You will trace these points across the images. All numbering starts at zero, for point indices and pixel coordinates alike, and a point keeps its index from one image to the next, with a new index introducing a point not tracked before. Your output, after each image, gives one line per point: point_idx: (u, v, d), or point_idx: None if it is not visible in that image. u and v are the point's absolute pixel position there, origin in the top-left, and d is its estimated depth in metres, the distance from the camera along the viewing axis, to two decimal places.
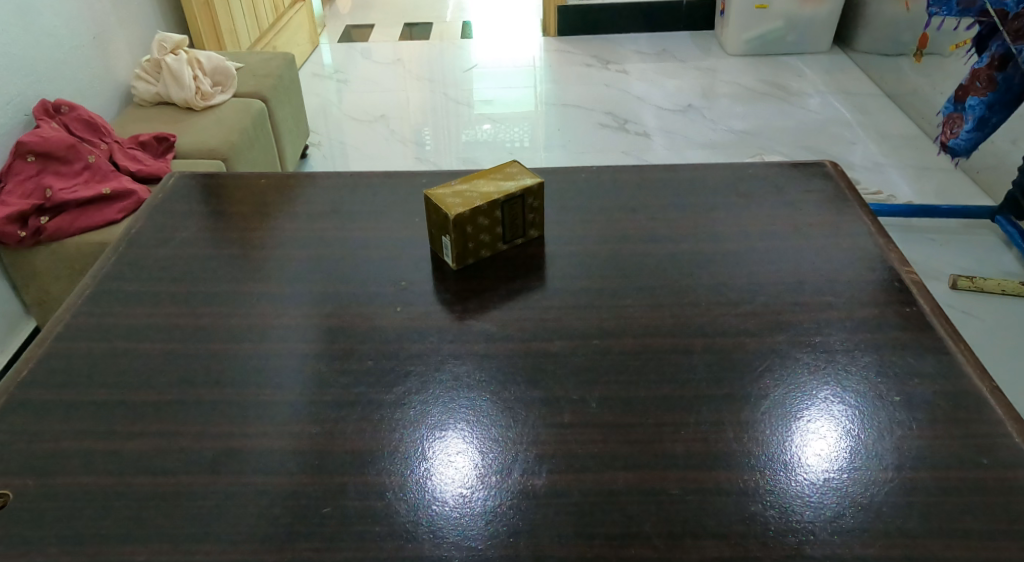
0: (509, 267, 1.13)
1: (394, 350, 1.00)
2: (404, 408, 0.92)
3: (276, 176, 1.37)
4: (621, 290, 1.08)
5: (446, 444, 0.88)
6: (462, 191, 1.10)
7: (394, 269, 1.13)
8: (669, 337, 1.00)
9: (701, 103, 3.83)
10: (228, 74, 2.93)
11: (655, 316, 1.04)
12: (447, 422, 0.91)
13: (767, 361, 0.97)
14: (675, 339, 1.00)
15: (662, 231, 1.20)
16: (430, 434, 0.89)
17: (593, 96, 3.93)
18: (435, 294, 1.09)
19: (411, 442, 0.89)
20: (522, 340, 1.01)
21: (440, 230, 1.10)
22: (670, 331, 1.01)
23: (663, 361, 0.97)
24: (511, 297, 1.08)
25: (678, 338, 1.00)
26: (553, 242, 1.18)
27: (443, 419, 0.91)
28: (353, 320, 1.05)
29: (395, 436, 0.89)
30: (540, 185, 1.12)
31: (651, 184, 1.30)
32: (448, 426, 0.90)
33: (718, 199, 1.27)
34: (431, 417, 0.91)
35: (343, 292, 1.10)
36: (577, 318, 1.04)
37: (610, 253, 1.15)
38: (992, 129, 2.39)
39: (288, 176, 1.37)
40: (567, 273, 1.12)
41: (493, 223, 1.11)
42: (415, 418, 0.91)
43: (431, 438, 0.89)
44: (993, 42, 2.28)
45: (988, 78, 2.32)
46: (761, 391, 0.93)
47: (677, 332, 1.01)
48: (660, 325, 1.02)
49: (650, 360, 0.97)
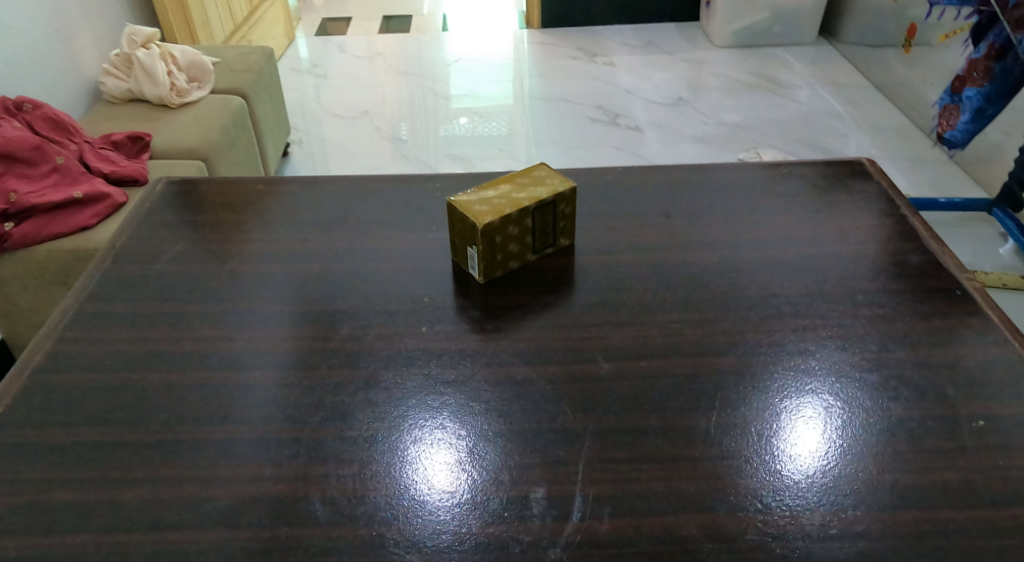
0: (537, 280, 1.03)
1: (424, 378, 0.90)
2: (429, 445, 0.83)
3: (274, 181, 1.26)
4: (664, 304, 0.99)
5: (487, 484, 0.79)
6: (490, 198, 1.01)
7: (412, 285, 1.03)
8: (720, 355, 0.92)
9: (690, 96, 3.76)
10: (205, 69, 2.78)
11: (702, 331, 0.95)
12: (476, 459, 0.81)
13: (823, 380, 0.89)
14: (726, 356, 0.92)
15: (699, 237, 1.11)
16: (458, 474, 0.80)
17: (579, 90, 3.83)
18: (459, 313, 0.99)
19: (448, 484, 0.79)
20: (562, 362, 0.91)
21: (465, 240, 1.01)
22: (722, 347, 0.93)
23: (716, 382, 0.88)
24: (544, 314, 0.98)
25: (728, 355, 0.92)
26: (585, 250, 1.08)
27: (472, 455, 0.82)
28: (374, 343, 0.95)
29: (420, 480, 0.80)
30: (573, 190, 1.03)
31: (681, 185, 1.21)
32: (488, 463, 0.81)
33: (755, 200, 1.18)
34: (468, 453, 0.82)
35: (358, 311, 1.00)
36: (622, 336, 0.94)
37: (647, 262, 1.06)
38: (989, 120, 2.32)
39: (287, 181, 1.26)
40: (603, 286, 1.02)
41: (523, 233, 1.02)
42: (441, 456, 0.82)
43: (460, 480, 0.80)
44: (992, 32, 2.20)
45: (986, 69, 2.24)
46: (820, 414, 0.86)
47: (727, 347, 0.93)
48: (708, 341, 0.94)
49: (703, 382, 0.88)
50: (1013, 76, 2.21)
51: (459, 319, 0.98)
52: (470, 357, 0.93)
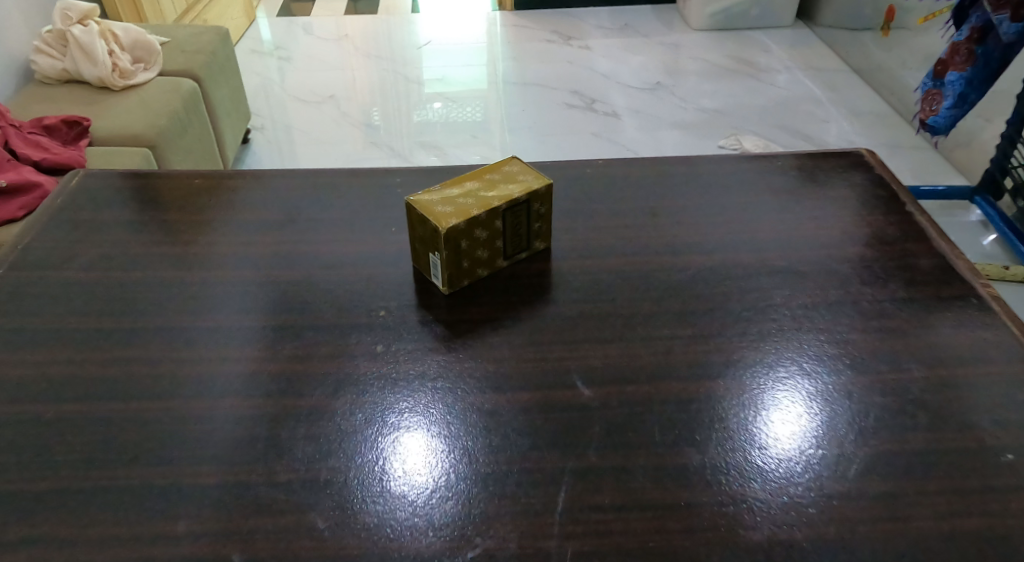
0: (509, 290, 0.91)
1: (376, 409, 0.78)
2: (395, 471, 0.72)
3: (214, 176, 1.12)
4: (653, 317, 0.87)
5: (463, 516, 0.69)
6: (454, 197, 0.89)
7: (364, 298, 0.91)
8: (717, 375, 0.81)
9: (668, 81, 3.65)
10: (151, 50, 2.64)
11: (697, 349, 0.83)
12: (450, 486, 0.71)
13: (835, 391, 0.80)
14: (723, 377, 0.80)
15: (690, 238, 0.99)
16: (421, 510, 0.69)
17: (553, 75, 3.70)
18: (419, 330, 0.86)
19: (417, 516, 0.69)
20: (539, 389, 0.79)
21: (427, 246, 0.89)
22: (719, 367, 0.82)
23: (713, 410, 0.77)
24: (517, 330, 0.86)
25: (725, 375, 0.81)
26: (562, 255, 0.96)
27: (427, 502, 0.70)
28: (319, 366, 0.82)
29: (386, 512, 0.69)
30: (549, 187, 0.91)
31: (669, 179, 1.10)
32: (463, 491, 0.71)
33: (750, 196, 1.07)
34: (441, 480, 0.71)
35: (304, 327, 0.87)
36: (604, 355, 0.83)
37: (632, 268, 0.94)
38: (972, 106, 2.19)
39: (228, 175, 1.12)
40: (584, 296, 0.90)
41: (494, 237, 0.89)
42: (390, 503, 0.70)
43: (432, 511, 0.69)
44: (974, 14, 2.10)
45: (968, 53, 2.14)
46: (834, 429, 0.76)
47: (724, 366, 0.82)
48: (703, 359, 0.82)
49: (698, 409, 0.77)
50: (997, 59, 2.11)
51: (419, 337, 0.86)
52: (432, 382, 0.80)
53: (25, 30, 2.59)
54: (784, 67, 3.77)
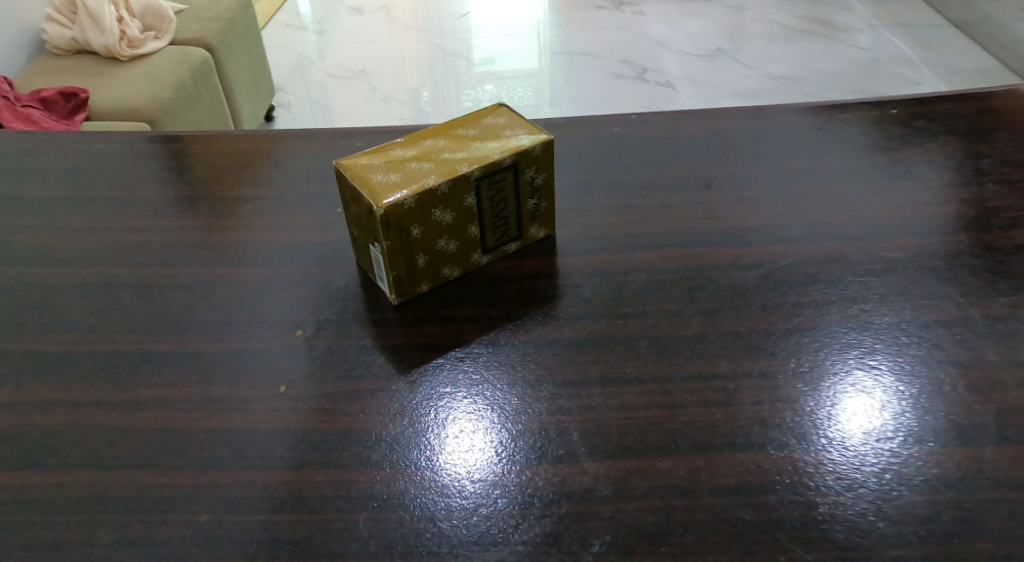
0: (486, 298, 0.60)
1: (261, 492, 0.49)
2: (400, 456, 0.51)
3: (123, 138, 0.85)
4: (703, 346, 0.56)
5: (481, 532, 0.46)
6: (405, 160, 0.60)
7: (277, 311, 0.62)
8: (825, 441, 0.49)
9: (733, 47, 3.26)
10: (164, 16, 2.44)
11: (779, 397, 0.52)
12: (471, 487, 0.49)
13: None
14: (837, 443, 0.49)
15: (759, 222, 0.67)
16: (425, 514, 0.47)
17: (606, 44, 3.35)
18: (346, 360, 0.57)
19: (419, 520, 0.47)
20: (517, 464, 0.49)
21: (364, 233, 0.60)
22: (829, 426, 0.50)
23: (824, 501, 0.46)
24: (494, 361, 0.56)
25: (840, 439, 0.50)
26: (570, 246, 0.65)
27: (403, 538, 0.46)
28: (191, 417, 0.54)
29: (373, 510, 0.48)
30: (547, 147, 0.61)
31: (733, 137, 0.78)
32: (488, 495, 0.48)
33: (847, 153, 0.73)
34: (459, 477, 0.49)
35: (185, 355, 0.59)
36: (624, 405, 0.52)
37: (674, 268, 0.63)
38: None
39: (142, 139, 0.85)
40: (599, 310, 0.59)
41: (463, 221, 0.60)
42: (385, 497, 0.48)
43: (440, 516, 0.47)
44: None
45: None
46: None
47: (838, 424, 0.50)
48: (795, 413, 0.51)
49: (792, 503, 0.46)
50: None
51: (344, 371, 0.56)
52: (352, 446, 0.51)
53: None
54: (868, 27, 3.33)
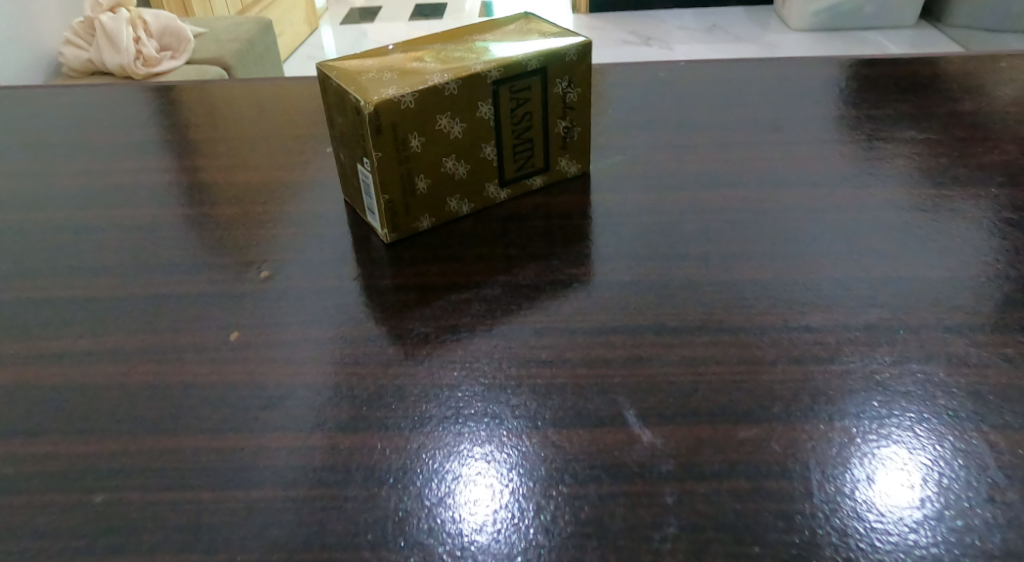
0: (502, 237, 0.47)
1: (176, 460, 0.34)
2: (374, 412, 0.36)
3: (86, 90, 0.73)
4: (791, 291, 0.41)
5: (486, 515, 0.32)
6: (404, 62, 0.48)
7: (235, 252, 0.49)
8: (988, 408, 0.34)
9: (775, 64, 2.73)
10: (182, 37, 2.20)
11: (907, 358, 0.37)
12: (475, 454, 0.34)
13: None
14: (1006, 407, 0.34)
15: (848, 160, 0.53)
16: (405, 490, 0.33)
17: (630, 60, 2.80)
18: (315, 304, 0.43)
19: (397, 497, 0.32)
20: (539, 425, 0.35)
21: (352, 151, 0.47)
22: (989, 393, 0.35)
23: (1001, 498, 0.31)
24: (510, 304, 0.42)
25: (1010, 401, 0.35)
26: (606, 185, 0.52)
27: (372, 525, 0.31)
28: (99, 369, 0.40)
29: (332, 486, 0.33)
30: (584, 54, 0.49)
31: (804, 79, 0.64)
32: (498, 465, 0.33)
33: (945, 98, 0.60)
34: (458, 440, 0.35)
35: (107, 299, 0.45)
36: (689, 360, 0.37)
37: (743, 207, 0.49)
38: None
39: (107, 90, 0.73)
40: (648, 250, 0.45)
41: (476, 139, 0.47)
42: (352, 469, 0.34)
43: (428, 492, 0.33)
44: None
45: None
46: None
47: (1000, 382, 0.35)
48: (936, 375, 0.36)
49: (949, 494, 0.31)
50: None
51: (310, 314, 0.43)
52: (310, 400, 0.37)
53: (56, 18, 2.17)
54: (938, 39, 2.73)
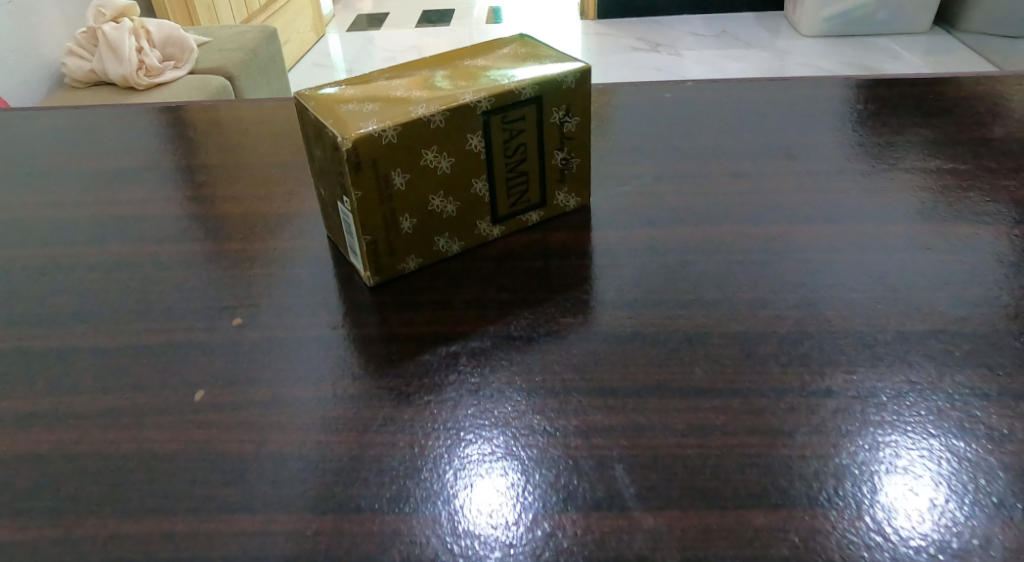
0: (493, 280, 0.44)
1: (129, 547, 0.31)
2: (346, 489, 0.32)
3: (63, 111, 0.69)
4: (811, 347, 0.37)
5: None
6: (387, 91, 0.44)
7: (206, 293, 0.45)
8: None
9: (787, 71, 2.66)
10: (186, 47, 2.12)
11: (941, 433, 0.33)
12: (456, 541, 0.30)
13: None
14: None
15: (871, 193, 0.49)
16: None
17: (639, 68, 2.75)
18: (288, 357, 0.40)
19: None
20: (531, 498, 0.31)
21: (332, 187, 0.43)
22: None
23: None
24: (499, 359, 0.38)
25: None
26: (606, 220, 0.48)
27: None
28: (50, 436, 0.36)
29: None
30: (582, 81, 0.45)
31: (818, 102, 0.60)
32: (482, 555, 0.30)
33: (971, 123, 0.56)
34: (439, 524, 0.31)
35: (65, 350, 0.42)
36: (698, 430, 0.33)
37: (756, 247, 0.45)
38: None
39: (85, 112, 0.69)
40: (652, 296, 0.42)
41: (466, 173, 0.43)
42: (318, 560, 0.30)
43: None
44: None
45: None
46: None
47: None
48: (969, 450, 0.32)
49: None
50: None
51: (283, 370, 0.39)
52: (273, 472, 0.33)
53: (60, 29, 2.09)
54: (953, 46, 2.66)
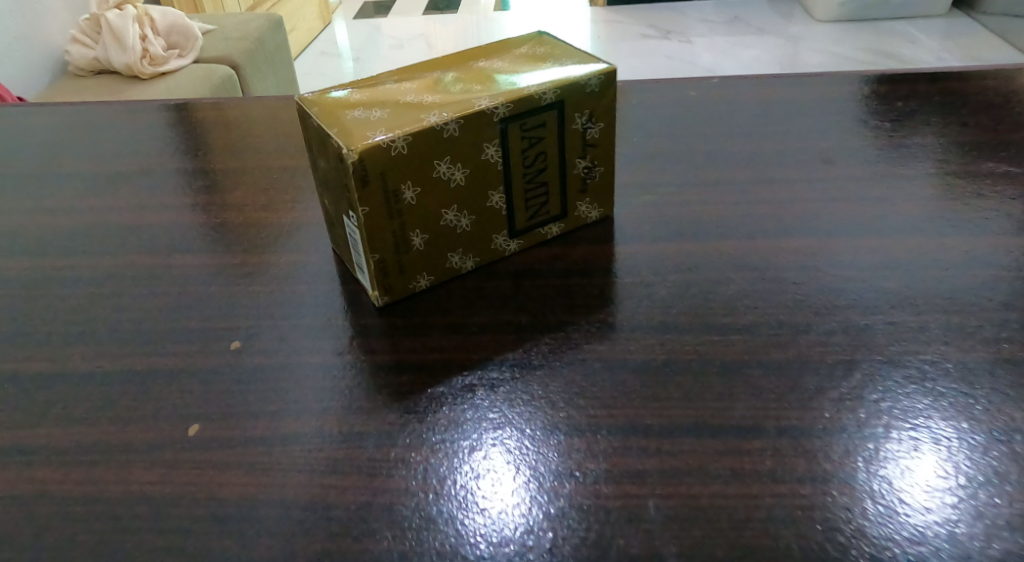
0: (510, 300, 0.40)
1: None
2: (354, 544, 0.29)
3: (55, 111, 0.66)
4: (862, 380, 0.34)
5: None
6: (396, 96, 0.41)
7: (204, 313, 0.42)
8: None
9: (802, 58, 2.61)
10: (190, 35, 2.06)
11: (1008, 483, 0.30)
12: None
13: None
14: None
15: (916, 202, 0.46)
16: None
17: (650, 56, 2.69)
18: (291, 387, 0.37)
19: None
20: (548, 484, 0.31)
21: (337, 201, 0.40)
22: None
23: None
24: (518, 391, 0.35)
25: None
26: (630, 232, 0.45)
27: None
28: (35, 478, 0.33)
29: None
30: (607, 85, 0.42)
31: (855, 100, 0.56)
32: None
33: (1021, 122, 0.52)
34: None
35: (53, 378, 0.39)
36: (741, 479, 0.30)
37: (795, 263, 0.42)
38: None
39: (78, 111, 0.66)
40: (683, 320, 0.38)
41: (482, 185, 0.40)
42: None
43: None
44: None
45: None
46: None
47: None
48: None
49: None
50: None
51: (283, 404, 0.36)
52: (275, 523, 0.30)
53: (63, 15, 2.04)
54: (972, 31, 2.60)
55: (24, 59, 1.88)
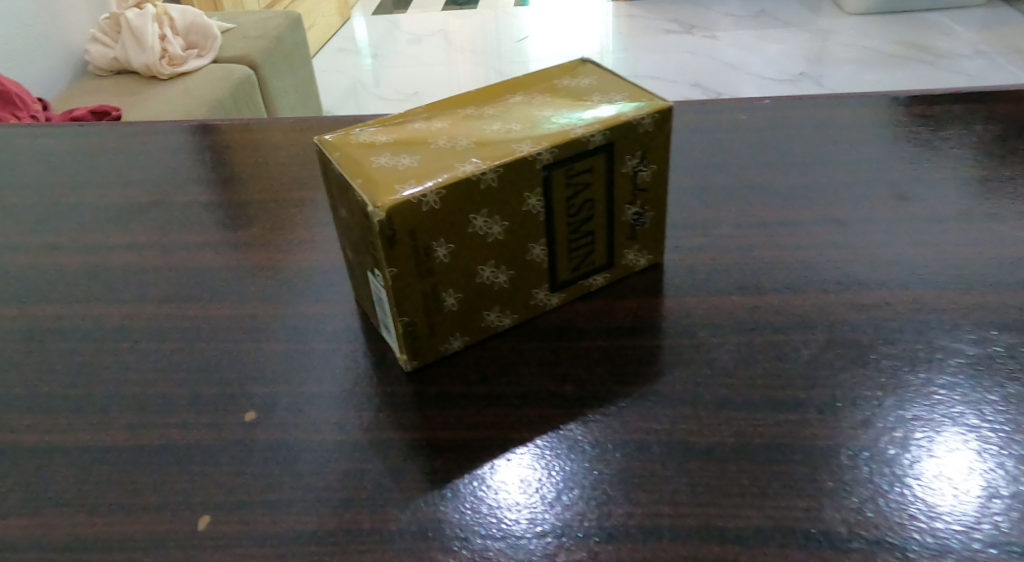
0: (553, 365, 0.36)
1: None
2: None
3: (65, 130, 0.62)
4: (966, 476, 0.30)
5: None
6: (427, 137, 0.37)
7: (219, 375, 0.38)
8: None
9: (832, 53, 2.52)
10: (209, 35, 2.02)
11: None
12: None
13: None
14: None
15: (1009, 250, 0.41)
16: None
17: (675, 51, 2.62)
18: (315, 470, 0.33)
19: None
20: (568, 542, 0.29)
21: (361, 255, 0.36)
22: None
23: None
24: (567, 481, 0.31)
25: None
26: (687, 283, 0.40)
27: None
28: None
29: None
30: (661, 123, 0.38)
31: (929, 121, 0.51)
32: None
33: None
34: None
35: (55, 452, 0.35)
36: None
37: (878, 323, 0.37)
38: None
39: (89, 130, 0.62)
40: (755, 393, 0.34)
41: (522, 238, 0.36)
42: None
43: None
44: None
45: None
46: None
47: None
48: None
49: None
50: None
51: (302, 495, 0.32)
52: None
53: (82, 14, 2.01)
54: (1011, 25, 2.50)
55: (43, 59, 1.85)
